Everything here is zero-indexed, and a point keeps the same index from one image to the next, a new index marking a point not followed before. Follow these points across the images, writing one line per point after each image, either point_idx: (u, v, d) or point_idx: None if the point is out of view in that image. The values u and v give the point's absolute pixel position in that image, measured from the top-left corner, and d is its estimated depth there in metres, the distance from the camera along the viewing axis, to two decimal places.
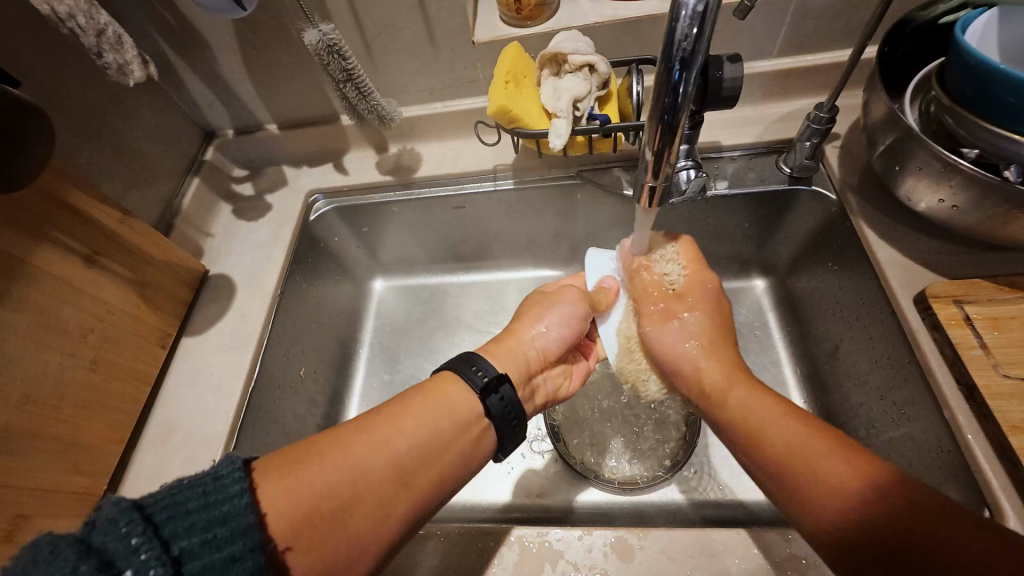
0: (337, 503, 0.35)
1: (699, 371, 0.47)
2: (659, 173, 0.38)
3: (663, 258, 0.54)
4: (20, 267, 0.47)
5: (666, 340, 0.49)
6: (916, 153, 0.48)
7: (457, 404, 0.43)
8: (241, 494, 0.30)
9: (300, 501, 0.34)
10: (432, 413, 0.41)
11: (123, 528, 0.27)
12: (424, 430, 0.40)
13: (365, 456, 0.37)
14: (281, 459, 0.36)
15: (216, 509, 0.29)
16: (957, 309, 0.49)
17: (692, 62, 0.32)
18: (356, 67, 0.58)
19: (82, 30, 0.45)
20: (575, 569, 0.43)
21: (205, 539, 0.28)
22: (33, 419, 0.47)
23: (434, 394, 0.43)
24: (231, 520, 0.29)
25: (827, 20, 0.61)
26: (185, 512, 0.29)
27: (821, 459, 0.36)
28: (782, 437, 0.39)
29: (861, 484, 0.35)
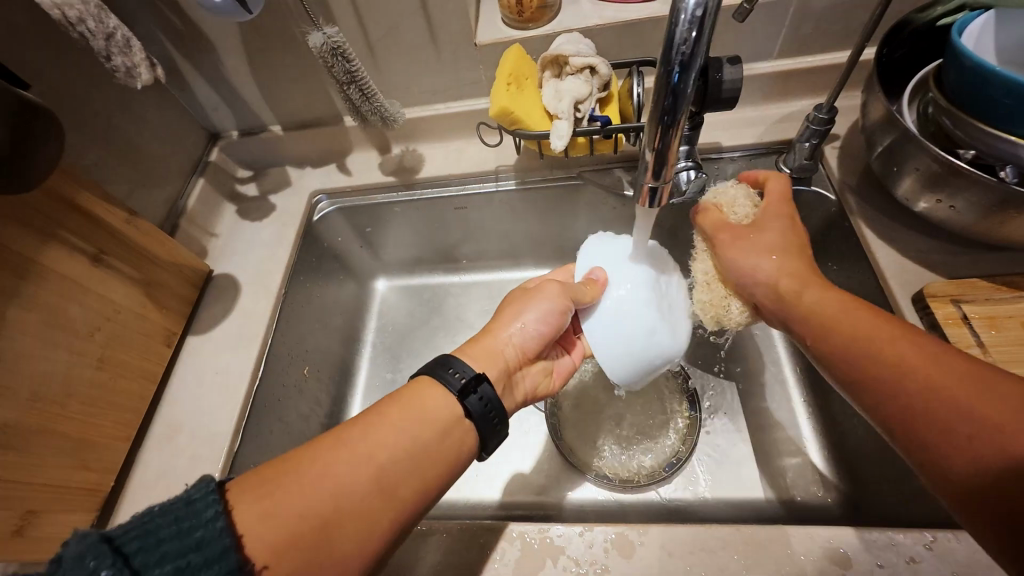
0: (317, 522, 0.36)
1: (777, 277, 0.47)
2: (659, 175, 0.38)
3: (734, 201, 0.54)
4: (30, 266, 0.48)
5: (743, 259, 0.49)
6: (914, 154, 0.48)
7: (438, 411, 0.43)
8: (215, 519, 0.32)
9: (277, 525, 0.35)
10: (409, 421, 0.41)
11: (91, 563, 0.28)
12: (403, 439, 0.40)
13: (342, 473, 0.38)
14: (256, 481, 0.37)
15: (190, 536, 0.31)
16: (954, 309, 0.50)
17: (692, 65, 0.32)
18: (360, 69, 0.59)
19: (92, 34, 0.45)
20: (576, 564, 0.44)
21: (179, 566, 0.30)
22: (42, 416, 0.48)
23: (412, 402, 0.43)
24: (205, 546, 0.31)
25: (827, 22, 0.61)
26: (158, 540, 0.30)
27: (890, 343, 0.38)
28: (869, 333, 0.39)
29: (926, 361, 0.36)
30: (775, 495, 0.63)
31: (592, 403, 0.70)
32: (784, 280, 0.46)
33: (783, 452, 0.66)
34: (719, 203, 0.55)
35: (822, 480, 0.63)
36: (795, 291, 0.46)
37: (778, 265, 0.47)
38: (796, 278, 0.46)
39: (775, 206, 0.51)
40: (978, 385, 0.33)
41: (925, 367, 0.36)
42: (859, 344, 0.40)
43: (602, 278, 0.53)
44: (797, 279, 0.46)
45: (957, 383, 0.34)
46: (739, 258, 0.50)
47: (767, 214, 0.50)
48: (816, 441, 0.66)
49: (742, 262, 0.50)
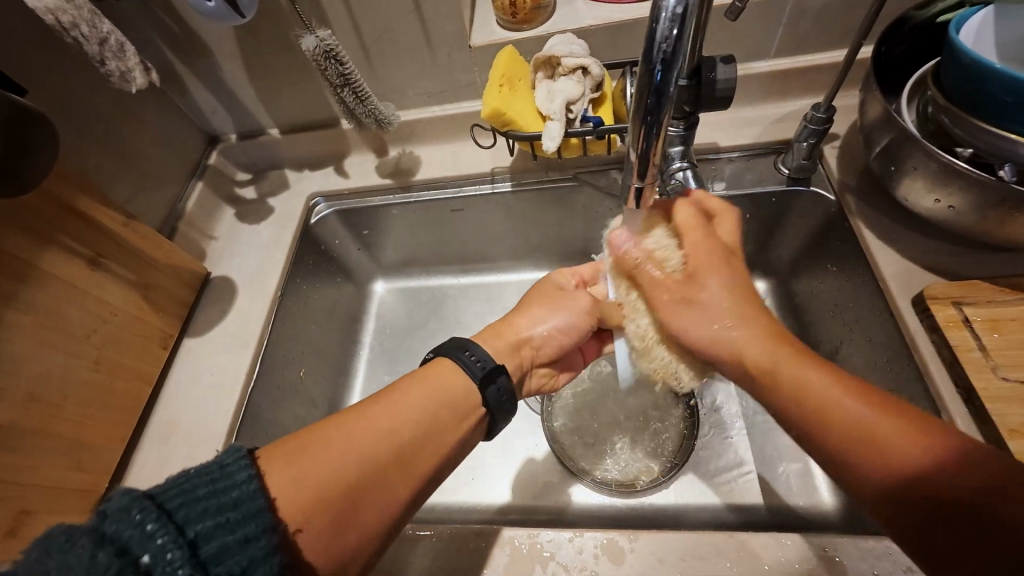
0: (338, 493, 0.35)
1: (738, 349, 0.40)
2: (645, 176, 0.38)
3: (659, 243, 0.48)
4: (27, 269, 0.49)
5: (690, 330, 0.42)
6: (912, 154, 0.47)
7: (456, 388, 0.43)
8: (250, 480, 0.31)
9: (303, 494, 0.34)
10: (433, 399, 0.42)
11: (136, 515, 0.27)
12: (423, 413, 0.41)
13: (364, 444, 0.37)
14: (281, 452, 0.36)
15: (226, 495, 0.30)
16: (955, 311, 0.49)
17: (673, 64, 0.32)
18: (354, 71, 0.59)
19: (86, 39, 0.46)
20: (565, 570, 0.43)
21: (219, 522, 0.29)
22: (37, 417, 0.48)
23: (432, 380, 0.43)
24: (242, 505, 0.30)
25: (824, 20, 0.60)
26: (195, 499, 0.29)
27: (797, 380, 0.36)
28: (783, 368, 0.37)
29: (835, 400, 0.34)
30: (774, 501, 0.62)
31: (592, 402, 0.70)
32: (753, 351, 0.39)
33: (782, 458, 0.64)
34: (647, 249, 0.48)
35: (823, 487, 0.61)
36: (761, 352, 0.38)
37: (737, 334, 0.40)
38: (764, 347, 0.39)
39: (717, 256, 0.43)
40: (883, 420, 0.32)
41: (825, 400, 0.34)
42: (783, 389, 0.36)
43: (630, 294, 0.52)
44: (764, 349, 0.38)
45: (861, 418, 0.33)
46: (686, 325, 0.43)
47: (704, 267, 0.43)
48: None
49: (686, 326, 0.43)
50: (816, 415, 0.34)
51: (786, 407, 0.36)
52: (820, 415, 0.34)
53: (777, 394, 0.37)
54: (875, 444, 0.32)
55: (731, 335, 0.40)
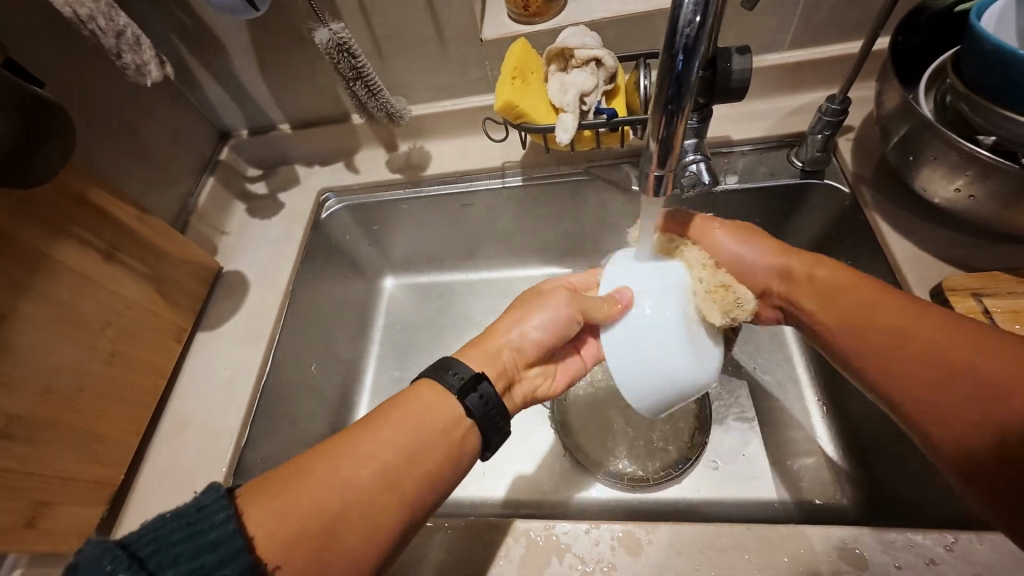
0: (325, 520, 0.36)
1: (777, 264, 0.51)
2: (664, 164, 0.38)
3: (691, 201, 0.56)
4: (45, 262, 0.49)
5: (732, 256, 0.52)
6: (931, 143, 0.47)
7: (443, 411, 0.42)
8: (227, 521, 0.32)
9: (288, 522, 0.35)
10: (414, 421, 0.41)
11: (107, 565, 0.28)
12: (409, 436, 0.40)
13: (349, 467, 0.38)
14: (262, 487, 0.37)
15: (203, 538, 0.31)
16: (975, 302, 0.48)
17: (695, 49, 0.32)
18: (366, 65, 0.59)
19: (102, 32, 0.46)
20: (583, 562, 0.43)
21: (193, 567, 0.30)
22: (55, 409, 0.49)
23: (421, 403, 0.42)
24: (219, 547, 0.31)
25: (838, 12, 0.60)
26: (170, 543, 0.31)
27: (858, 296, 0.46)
28: (843, 283, 0.47)
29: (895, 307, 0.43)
30: (789, 496, 0.61)
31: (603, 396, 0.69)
32: (789, 259, 0.51)
33: (797, 451, 0.64)
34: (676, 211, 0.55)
35: (837, 480, 0.61)
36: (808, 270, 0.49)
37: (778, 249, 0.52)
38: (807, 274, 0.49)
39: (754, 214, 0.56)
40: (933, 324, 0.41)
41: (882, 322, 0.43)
42: (848, 305, 0.46)
43: (628, 291, 0.48)
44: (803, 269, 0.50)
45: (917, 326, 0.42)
46: (735, 250, 0.52)
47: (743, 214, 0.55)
48: (830, 439, 0.64)
49: (733, 249, 0.52)
50: (877, 325, 0.44)
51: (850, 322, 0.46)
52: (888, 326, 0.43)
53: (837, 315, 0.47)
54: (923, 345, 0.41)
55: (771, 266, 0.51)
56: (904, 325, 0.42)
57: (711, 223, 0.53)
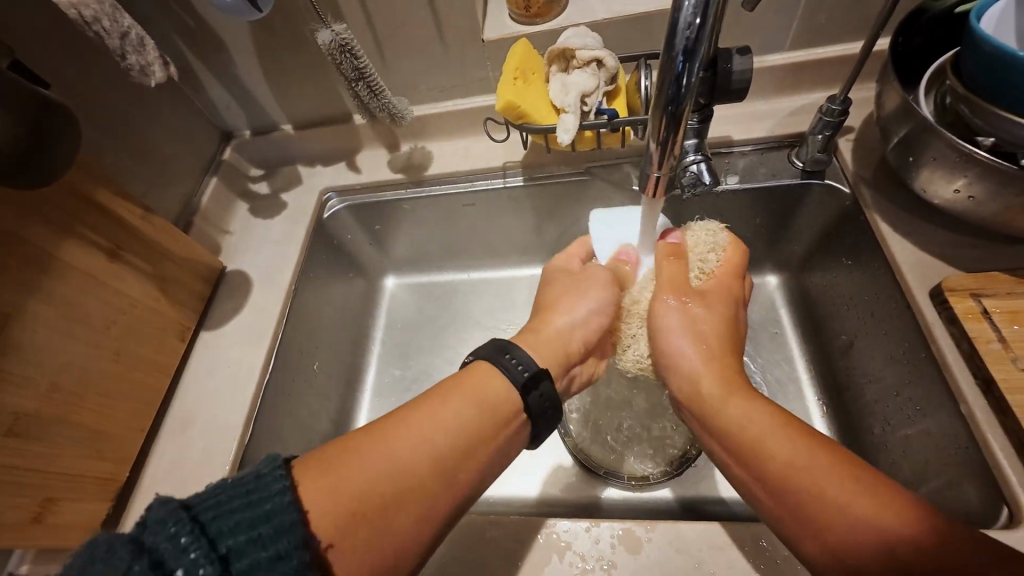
0: (375, 505, 0.35)
1: (698, 373, 0.46)
2: (664, 164, 0.38)
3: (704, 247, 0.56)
4: (50, 261, 0.49)
5: (670, 346, 0.49)
6: (931, 144, 0.47)
7: (493, 404, 0.43)
8: (283, 493, 0.32)
9: (344, 498, 0.35)
10: (466, 407, 0.41)
11: (172, 528, 0.29)
12: (458, 421, 0.40)
13: (401, 450, 0.38)
14: (316, 462, 0.37)
15: (259, 508, 0.31)
16: (974, 303, 0.48)
17: (695, 51, 0.32)
18: (368, 66, 0.59)
19: (107, 33, 0.47)
20: (583, 560, 0.44)
21: (251, 537, 0.30)
22: (62, 407, 0.49)
23: (470, 392, 0.42)
24: (275, 518, 0.31)
25: (839, 13, 0.60)
26: (229, 510, 0.31)
27: (766, 431, 0.39)
28: (743, 415, 0.41)
29: (803, 455, 0.37)
30: None
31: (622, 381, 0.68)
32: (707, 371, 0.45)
33: None
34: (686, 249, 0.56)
35: None
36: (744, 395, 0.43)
37: (702, 345, 0.47)
38: (721, 395, 0.43)
39: (727, 290, 0.52)
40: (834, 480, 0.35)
41: (808, 488, 0.36)
42: (747, 439, 0.40)
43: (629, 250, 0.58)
44: (723, 393, 0.43)
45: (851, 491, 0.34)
46: (671, 338, 0.49)
47: (713, 292, 0.52)
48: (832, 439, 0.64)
49: (674, 340, 0.48)
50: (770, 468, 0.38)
51: (739, 454, 0.40)
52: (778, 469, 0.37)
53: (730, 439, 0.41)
54: (859, 530, 0.33)
55: (692, 364, 0.46)
56: (805, 475, 0.36)
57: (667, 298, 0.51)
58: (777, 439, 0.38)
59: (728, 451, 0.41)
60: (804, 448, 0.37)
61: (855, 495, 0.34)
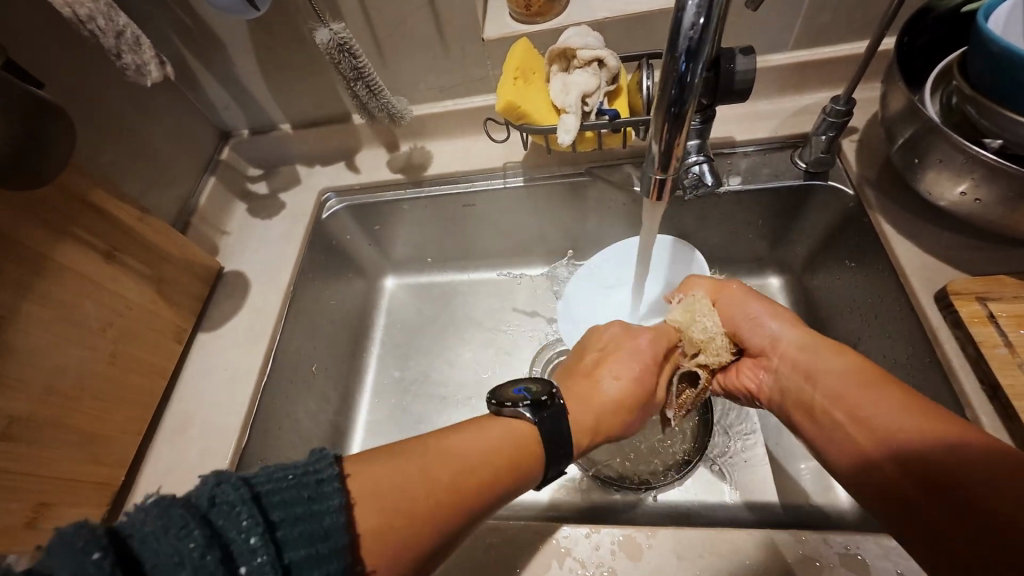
0: (411, 537, 0.35)
1: (779, 338, 0.51)
2: (667, 167, 0.38)
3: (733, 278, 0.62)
4: (43, 263, 0.49)
5: (755, 330, 0.53)
6: (937, 145, 0.46)
7: (524, 450, 0.43)
8: (340, 511, 0.31)
9: (387, 524, 0.34)
10: (501, 451, 0.41)
11: (242, 519, 0.27)
12: (494, 464, 0.40)
13: (443, 487, 0.37)
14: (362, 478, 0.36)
15: (319, 522, 0.30)
16: (980, 307, 0.48)
17: (699, 52, 0.32)
18: (367, 65, 0.59)
19: (102, 32, 0.46)
20: (583, 567, 0.43)
21: (311, 552, 0.29)
22: (56, 410, 0.49)
23: (507, 436, 0.43)
24: (332, 536, 0.30)
25: (843, 11, 0.59)
26: (294, 517, 0.29)
27: (849, 378, 0.44)
28: (827, 363, 0.46)
29: (880, 397, 0.41)
30: (790, 500, 0.61)
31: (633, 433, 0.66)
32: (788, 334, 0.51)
33: (799, 456, 0.64)
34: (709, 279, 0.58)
35: (839, 484, 0.61)
36: (839, 352, 0.47)
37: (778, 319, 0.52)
38: (813, 348, 0.48)
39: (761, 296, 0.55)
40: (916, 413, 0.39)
41: (888, 429, 0.39)
42: (835, 387, 0.44)
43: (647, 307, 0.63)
44: (813, 348, 0.48)
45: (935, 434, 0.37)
46: (749, 314, 0.53)
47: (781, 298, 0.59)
48: None
49: (758, 320, 0.52)
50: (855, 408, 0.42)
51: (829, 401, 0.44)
52: (865, 406, 0.41)
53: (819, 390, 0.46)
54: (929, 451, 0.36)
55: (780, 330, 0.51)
56: (889, 411, 0.40)
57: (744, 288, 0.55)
58: (868, 390, 0.42)
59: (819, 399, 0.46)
60: (890, 394, 0.41)
61: (938, 424, 0.37)
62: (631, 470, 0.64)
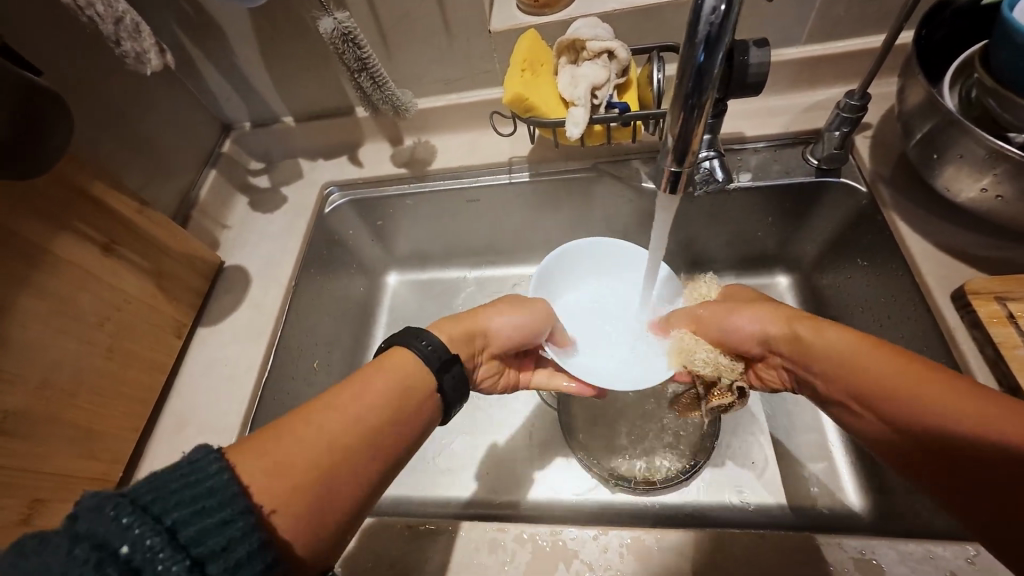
0: (308, 477, 0.34)
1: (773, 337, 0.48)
2: (682, 160, 0.37)
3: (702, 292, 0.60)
4: (40, 255, 0.48)
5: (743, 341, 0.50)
6: (957, 140, 0.45)
7: (414, 382, 0.42)
8: (222, 471, 0.30)
9: (281, 468, 0.34)
10: (393, 387, 0.40)
11: (110, 511, 0.25)
12: (383, 397, 0.39)
13: (333, 428, 0.36)
14: (252, 443, 0.35)
15: (199, 485, 0.29)
16: (999, 307, 0.46)
17: (719, 40, 0.30)
18: (371, 55, 0.57)
19: (100, 18, 0.45)
20: (590, 569, 0.42)
21: (195, 509, 0.28)
22: (51, 406, 0.48)
23: (396, 374, 0.41)
24: (217, 492, 0.29)
25: (859, 5, 0.58)
26: (169, 491, 0.28)
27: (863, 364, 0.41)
28: (835, 349, 0.43)
29: (897, 383, 0.38)
30: (799, 502, 0.60)
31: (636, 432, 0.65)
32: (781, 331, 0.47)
33: (808, 457, 0.63)
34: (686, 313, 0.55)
35: (848, 486, 0.60)
36: (812, 329, 0.45)
37: (765, 322, 0.49)
38: (813, 338, 0.45)
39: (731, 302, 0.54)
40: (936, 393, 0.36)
41: (914, 417, 0.37)
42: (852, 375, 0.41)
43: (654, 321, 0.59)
44: (815, 339, 0.45)
45: (947, 415, 0.35)
46: (733, 327, 0.51)
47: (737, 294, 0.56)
48: (842, 443, 0.63)
49: (741, 333, 0.49)
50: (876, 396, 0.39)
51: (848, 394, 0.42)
52: (884, 395, 0.39)
53: (833, 383, 0.43)
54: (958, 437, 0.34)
55: (773, 332, 0.48)
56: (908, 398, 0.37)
57: (718, 311, 0.52)
58: (883, 375, 0.39)
59: (838, 390, 0.43)
60: (907, 380, 0.38)
61: (955, 405, 0.35)
62: (639, 468, 0.63)
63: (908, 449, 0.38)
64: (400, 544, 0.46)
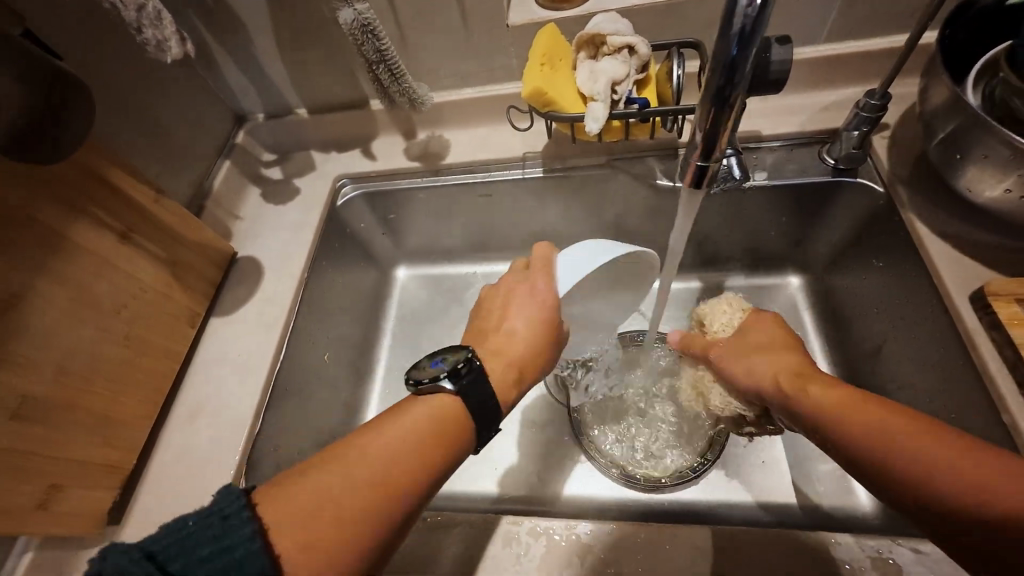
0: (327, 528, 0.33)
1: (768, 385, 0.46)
2: (708, 154, 0.37)
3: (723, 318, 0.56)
4: (59, 241, 0.48)
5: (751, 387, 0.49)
6: (981, 140, 0.45)
7: (444, 424, 0.40)
8: (252, 539, 0.30)
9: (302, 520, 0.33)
10: (421, 429, 0.39)
11: None
12: (410, 441, 0.38)
13: (356, 475, 0.36)
14: (276, 490, 0.35)
15: (229, 555, 0.30)
16: (1019, 309, 0.46)
17: (753, 34, 0.30)
18: (390, 47, 0.57)
19: (123, 4, 0.45)
20: (605, 565, 0.42)
21: None
22: (67, 391, 0.48)
23: (424, 415, 0.40)
24: (245, 567, 0.30)
25: (881, 4, 0.58)
26: (199, 560, 0.30)
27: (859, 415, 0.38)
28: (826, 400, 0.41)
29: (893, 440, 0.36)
30: (809, 501, 0.60)
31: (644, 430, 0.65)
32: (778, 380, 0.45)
33: (819, 457, 0.62)
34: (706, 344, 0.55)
35: (859, 487, 0.59)
36: (801, 388, 0.43)
37: (765, 365, 0.47)
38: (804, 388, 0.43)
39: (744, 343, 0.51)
40: (937, 450, 0.34)
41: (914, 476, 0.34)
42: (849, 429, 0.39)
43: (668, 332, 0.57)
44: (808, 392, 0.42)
45: (957, 475, 0.33)
46: (737, 373, 0.50)
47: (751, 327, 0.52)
48: None
49: (743, 385, 0.49)
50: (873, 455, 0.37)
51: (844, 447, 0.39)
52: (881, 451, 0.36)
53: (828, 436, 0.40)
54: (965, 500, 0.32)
55: (769, 381, 0.47)
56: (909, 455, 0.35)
57: (723, 355, 0.52)
58: (878, 430, 0.37)
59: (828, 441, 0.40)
60: (906, 433, 0.36)
61: (962, 465, 0.33)
62: (648, 466, 0.62)
63: (919, 513, 0.34)
64: (415, 536, 0.46)
